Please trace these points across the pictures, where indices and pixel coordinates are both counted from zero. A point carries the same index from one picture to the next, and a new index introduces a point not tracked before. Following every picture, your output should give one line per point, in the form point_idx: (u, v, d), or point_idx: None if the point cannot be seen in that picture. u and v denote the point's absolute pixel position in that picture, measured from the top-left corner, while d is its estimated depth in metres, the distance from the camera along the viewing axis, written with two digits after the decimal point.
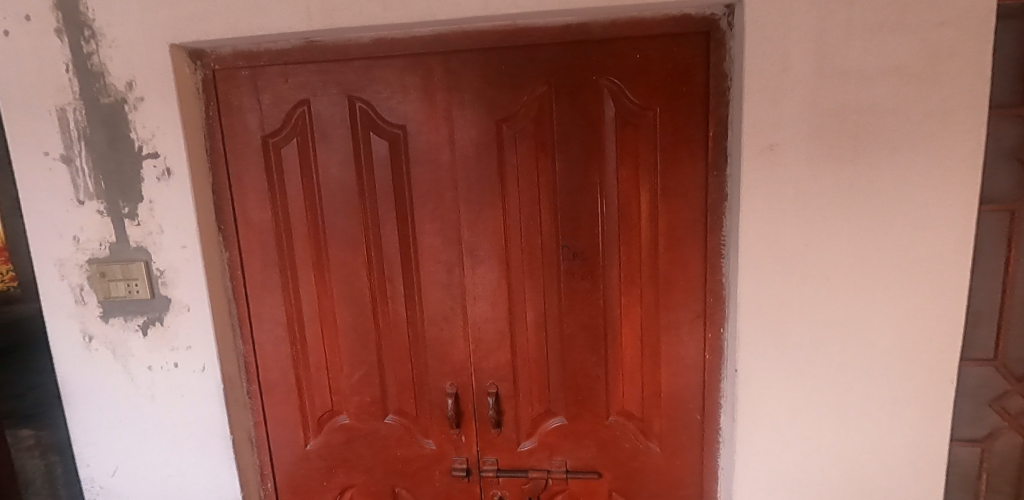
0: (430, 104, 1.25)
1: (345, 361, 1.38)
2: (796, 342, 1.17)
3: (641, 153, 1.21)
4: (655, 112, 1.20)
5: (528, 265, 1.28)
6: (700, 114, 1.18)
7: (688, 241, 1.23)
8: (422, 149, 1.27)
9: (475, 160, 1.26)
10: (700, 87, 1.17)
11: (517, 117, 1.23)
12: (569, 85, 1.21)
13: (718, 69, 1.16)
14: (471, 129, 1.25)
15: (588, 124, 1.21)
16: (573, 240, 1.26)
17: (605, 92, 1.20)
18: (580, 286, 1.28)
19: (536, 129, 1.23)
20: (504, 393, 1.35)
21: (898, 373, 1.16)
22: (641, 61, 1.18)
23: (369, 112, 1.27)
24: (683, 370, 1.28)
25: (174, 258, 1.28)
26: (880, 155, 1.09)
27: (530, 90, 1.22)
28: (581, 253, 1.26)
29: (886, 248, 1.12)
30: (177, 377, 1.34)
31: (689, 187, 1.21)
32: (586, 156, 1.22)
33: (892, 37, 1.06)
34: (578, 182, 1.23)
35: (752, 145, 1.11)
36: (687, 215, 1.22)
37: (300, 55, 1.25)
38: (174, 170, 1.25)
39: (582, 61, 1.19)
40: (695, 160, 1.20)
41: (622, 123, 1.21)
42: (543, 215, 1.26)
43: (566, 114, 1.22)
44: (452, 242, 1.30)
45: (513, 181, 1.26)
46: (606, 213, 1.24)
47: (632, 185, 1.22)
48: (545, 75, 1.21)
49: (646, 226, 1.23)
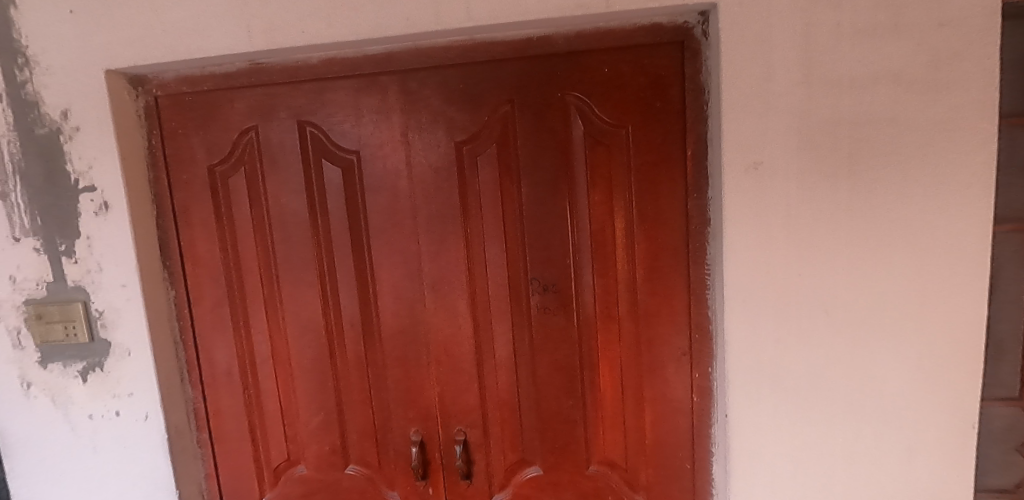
0: (384, 127, 1.16)
1: (302, 406, 1.26)
2: (793, 383, 1.04)
3: (614, 176, 1.10)
4: (627, 130, 1.09)
5: (495, 301, 1.17)
6: (677, 131, 1.07)
7: (668, 271, 1.11)
8: (378, 176, 1.17)
9: (435, 186, 1.16)
10: (677, 102, 1.07)
11: (479, 139, 1.13)
12: (533, 103, 1.10)
13: (694, 81, 1.05)
14: (430, 153, 1.15)
15: (556, 146, 1.11)
16: (543, 272, 1.14)
17: (572, 110, 1.10)
18: (553, 323, 1.16)
19: (499, 152, 1.13)
20: (474, 440, 1.23)
21: (911, 417, 1.03)
22: (610, 75, 1.08)
23: (320, 137, 1.18)
24: (671, 413, 1.15)
25: (114, 298, 1.19)
26: (878, 170, 0.98)
27: (491, 110, 1.12)
28: (552, 287, 1.15)
29: (889, 275, 0.99)
30: (119, 427, 1.23)
31: (669, 211, 1.09)
32: (554, 180, 1.12)
33: (886, 41, 0.95)
34: (546, 209, 1.13)
35: (735, 163, 0.99)
36: (666, 243, 1.10)
37: (246, 78, 1.16)
38: (112, 203, 1.16)
39: (547, 77, 1.09)
40: (674, 182, 1.08)
41: (592, 143, 1.10)
42: (510, 246, 1.15)
43: (530, 136, 1.11)
44: (413, 276, 1.19)
45: (477, 209, 1.15)
46: (578, 243, 1.13)
47: (605, 211, 1.11)
48: (507, 93, 1.11)
49: (622, 256, 1.12)
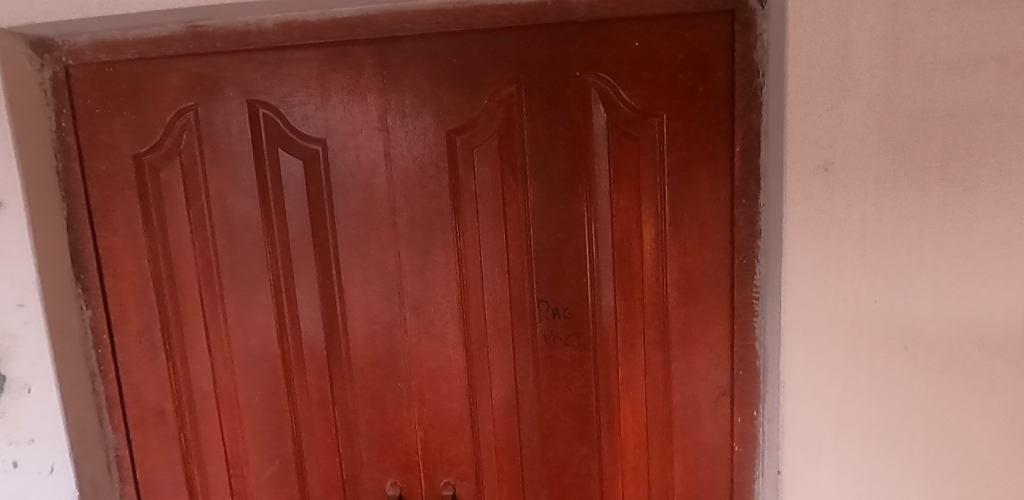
0: (358, 111, 0.93)
1: (252, 453, 1.03)
2: (864, 437, 0.84)
3: (643, 176, 0.89)
4: (661, 120, 0.88)
5: (493, 327, 0.95)
6: (723, 121, 0.87)
7: (706, 294, 0.90)
8: (349, 171, 0.94)
9: (420, 185, 0.93)
10: (723, 86, 0.86)
11: (475, 128, 0.91)
12: (544, 84, 0.89)
13: (746, 60, 0.84)
14: (415, 143, 0.92)
15: (572, 138, 0.90)
16: (553, 293, 0.93)
17: (593, 93, 0.89)
18: (563, 355, 0.95)
19: (501, 144, 0.91)
20: (465, 494, 1.01)
21: (1002, 476, 0.84)
22: (641, 51, 0.87)
23: (277, 121, 0.94)
24: (705, 464, 0.95)
25: (6, 321, 0.90)
26: (979, 176, 0.77)
27: (492, 91, 0.90)
28: (563, 311, 0.93)
29: (986, 305, 0.80)
30: (15, 483, 0.95)
31: (710, 221, 0.89)
32: (570, 180, 0.90)
33: (999, 11, 0.74)
34: (558, 215, 0.91)
35: (801, 163, 0.79)
36: (705, 259, 0.90)
37: (180, 44, 0.91)
38: (7, 200, 0.88)
39: (561, 51, 0.88)
40: (717, 185, 0.88)
41: (617, 135, 0.89)
42: (512, 260, 0.93)
43: (540, 124, 0.90)
44: (393, 296, 0.96)
45: (471, 213, 0.93)
46: (597, 258, 0.92)
47: (632, 219, 0.90)
48: (512, 71, 0.89)
49: (651, 274, 0.91)
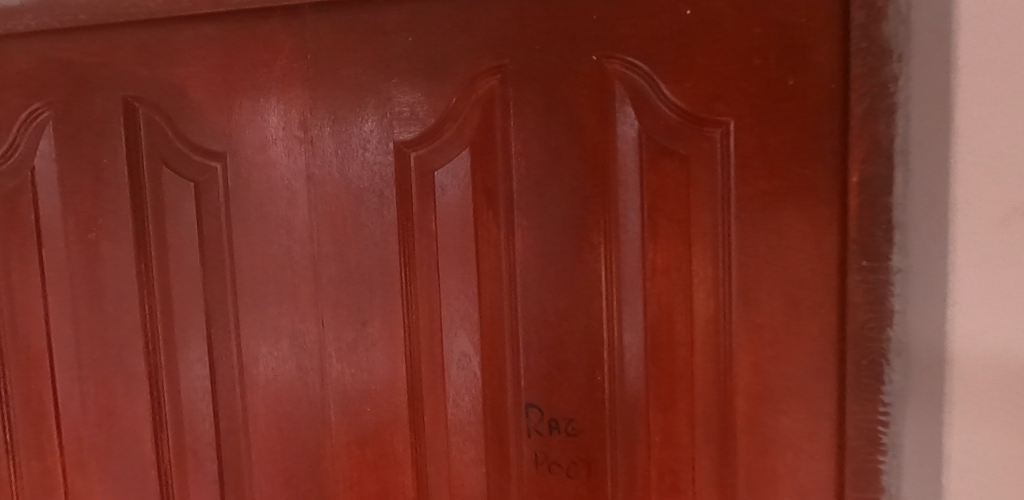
0: (271, 114, 0.63)
1: None
2: None
3: (695, 218, 0.56)
4: (725, 130, 0.55)
5: (457, 441, 0.63)
6: (830, 133, 0.53)
7: (795, 411, 0.56)
8: (256, 200, 0.64)
9: (356, 223, 0.63)
10: (829, 77, 0.52)
11: (438, 139, 0.60)
12: (542, 74, 0.58)
13: (870, 35, 0.49)
14: (349, 161, 0.62)
15: (583, 158, 0.58)
16: (549, 397, 0.60)
17: (617, 88, 0.57)
18: (563, 492, 0.61)
19: (475, 165, 0.60)
20: None
21: None
22: (694, 22, 0.55)
23: (161, 126, 0.66)
24: None
25: None
26: None
27: (464, 85, 0.59)
28: (563, 425, 0.60)
29: None
30: None
31: (805, 293, 0.55)
32: (578, 221, 0.58)
33: None
34: (559, 275, 0.59)
35: (983, 203, 0.47)
36: (791, 354, 0.55)
37: (33, 15, 0.64)
38: None
39: (569, 25, 0.57)
40: (818, 237, 0.54)
41: (655, 153, 0.57)
42: (487, 340, 0.61)
43: (534, 135, 0.58)
44: (315, 384, 0.65)
45: (429, 269, 0.62)
46: (617, 344, 0.59)
47: (676, 285, 0.57)
48: (494, 55, 0.58)
49: (702, 374, 0.57)
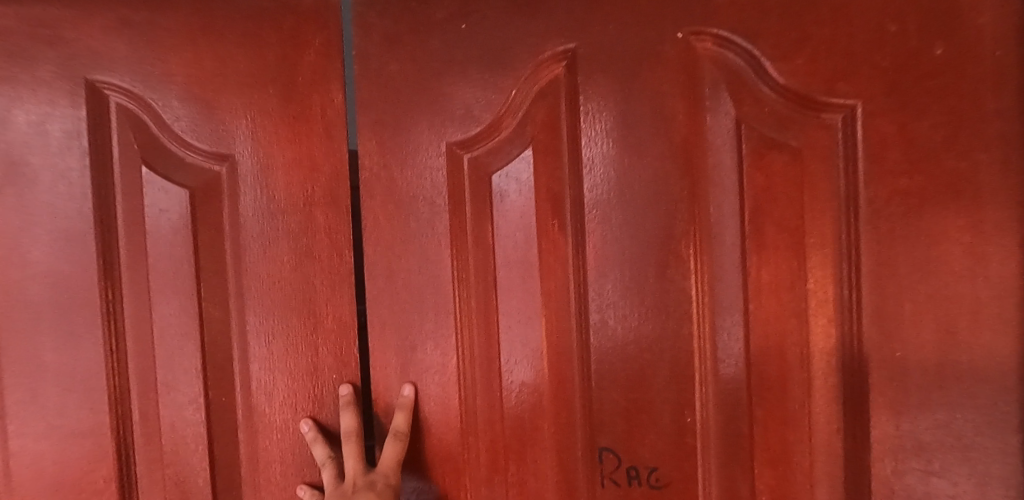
0: (304, 115, 0.56)
1: None
2: None
3: (812, 226, 0.45)
4: (850, 115, 0.44)
5: (517, 488, 0.54)
6: (996, 115, 0.41)
7: (948, 469, 0.44)
8: (276, 211, 0.56)
9: (403, 235, 0.55)
10: (993, 43, 0.41)
11: (496, 138, 0.53)
12: (619, 58, 0.49)
13: None
14: (394, 165, 0.55)
15: (669, 155, 0.48)
16: (627, 441, 0.51)
17: (709, 71, 0.47)
18: None
19: (538, 166, 0.52)
20: None
21: None
22: None
23: (147, 124, 0.55)
24: None
25: None
26: None
27: (525, 76, 0.51)
28: (645, 474, 0.51)
29: None
30: None
31: (963, 321, 0.43)
32: (662, 230, 0.49)
33: None
34: (639, 295, 0.50)
35: None
36: (946, 397, 0.43)
37: None
38: None
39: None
40: (982, 247, 0.42)
41: (758, 147, 0.46)
42: (553, 371, 0.52)
43: (608, 131, 0.50)
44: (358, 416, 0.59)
45: (485, 288, 0.54)
46: (712, 378, 0.49)
47: (787, 309, 0.46)
48: (560, 39, 0.50)
49: (823, 420, 0.46)
